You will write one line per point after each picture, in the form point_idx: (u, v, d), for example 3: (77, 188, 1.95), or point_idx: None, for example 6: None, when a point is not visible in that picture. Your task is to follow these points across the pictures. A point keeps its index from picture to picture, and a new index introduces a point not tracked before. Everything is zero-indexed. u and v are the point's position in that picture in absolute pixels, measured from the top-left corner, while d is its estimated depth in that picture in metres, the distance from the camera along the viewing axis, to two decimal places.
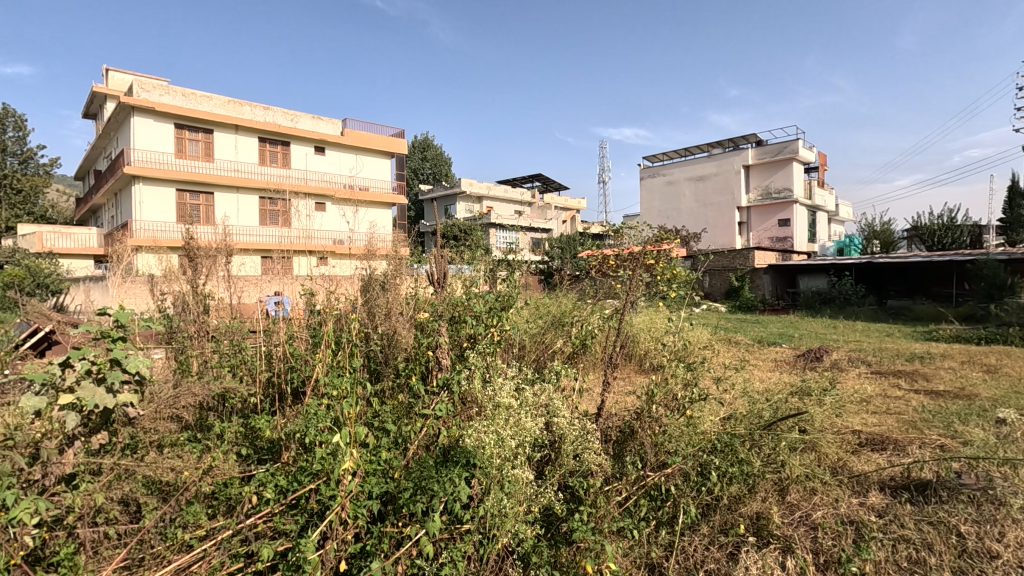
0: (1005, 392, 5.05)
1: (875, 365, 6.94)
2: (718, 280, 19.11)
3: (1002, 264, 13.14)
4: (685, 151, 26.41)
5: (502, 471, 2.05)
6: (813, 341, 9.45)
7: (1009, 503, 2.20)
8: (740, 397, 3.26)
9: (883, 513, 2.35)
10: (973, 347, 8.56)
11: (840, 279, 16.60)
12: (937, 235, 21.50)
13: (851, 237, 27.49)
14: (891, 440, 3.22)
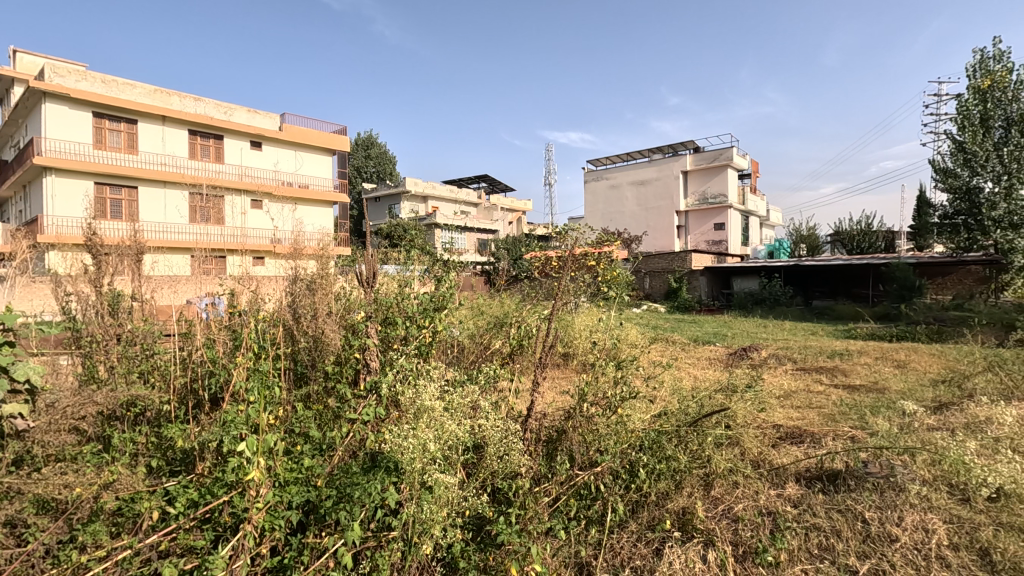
0: (912, 385, 5.48)
1: (799, 362, 7.36)
2: (658, 281, 19.69)
3: (912, 267, 14.24)
4: (628, 155, 27.07)
5: (423, 475, 1.99)
6: (744, 339, 9.89)
7: (907, 489, 2.35)
8: (670, 394, 3.34)
9: (798, 503, 2.46)
10: (886, 344, 9.21)
11: (770, 281, 17.47)
12: (856, 239, 23.10)
13: (780, 241, 29.08)
14: (809, 433, 3.39)
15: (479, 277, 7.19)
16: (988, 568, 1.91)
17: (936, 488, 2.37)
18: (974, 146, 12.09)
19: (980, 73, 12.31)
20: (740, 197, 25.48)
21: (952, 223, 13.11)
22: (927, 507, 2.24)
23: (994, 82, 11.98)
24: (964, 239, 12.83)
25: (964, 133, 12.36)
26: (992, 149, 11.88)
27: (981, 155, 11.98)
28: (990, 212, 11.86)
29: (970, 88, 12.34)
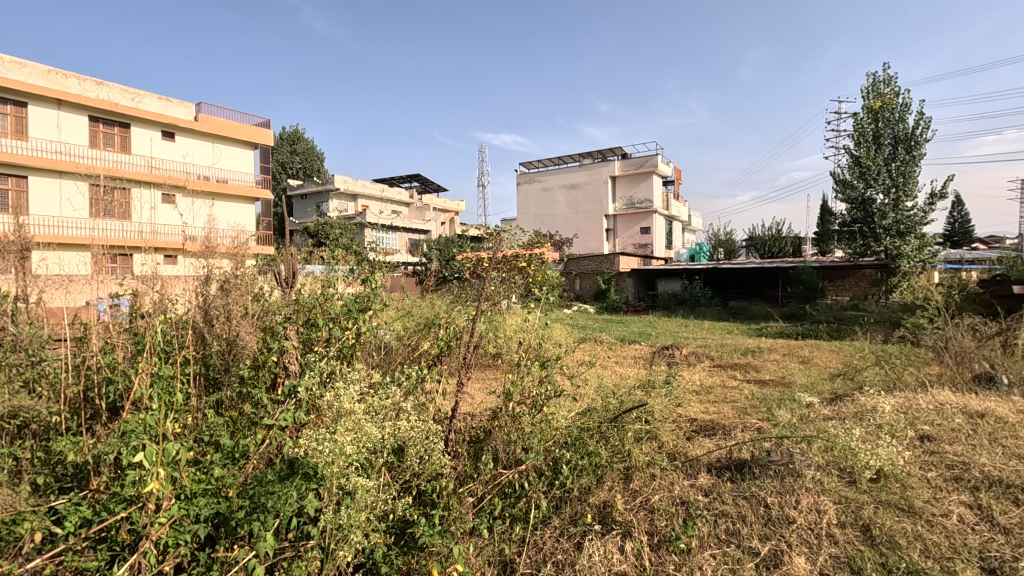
0: (814, 379, 5.97)
1: (716, 359, 7.82)
2: (588, 282, 20.20)
3: (816, 270, 15.47)
4: (559, 159, 27.61)
5: (341, 480, 1.94)
6: (667, 338, 10.36)
7: (803, 475, 2.55)
8: (594, 392, 3.45)
9: (709, 492, 2.62)
10: (793, 341, 9.95)
11: (691, 283, 18.40)
12: (768, 244, 24.79)
13: (700, 245, 30.68)
14: (720, 425, 3.61)
15: (410, 278, 7.08)
16: (868, 540, 2.11)
17: (828, 472, 2.59)
18: (868, 161, 13.34)
19: (872, 94, 13.55)
20: (664, 203, 26.65)
21: (849, 231, 14.33)
22: (820, 490, 2.45)
23: (884, 103, 13.25)
24: (859, 245, 14.06)
25: (860, 148, 13.61)
26: (883, 164, 13.24)
27: (874, 169, 13.27)
28: (882, 221, 13.25)
29: (864, 107, 13.57)
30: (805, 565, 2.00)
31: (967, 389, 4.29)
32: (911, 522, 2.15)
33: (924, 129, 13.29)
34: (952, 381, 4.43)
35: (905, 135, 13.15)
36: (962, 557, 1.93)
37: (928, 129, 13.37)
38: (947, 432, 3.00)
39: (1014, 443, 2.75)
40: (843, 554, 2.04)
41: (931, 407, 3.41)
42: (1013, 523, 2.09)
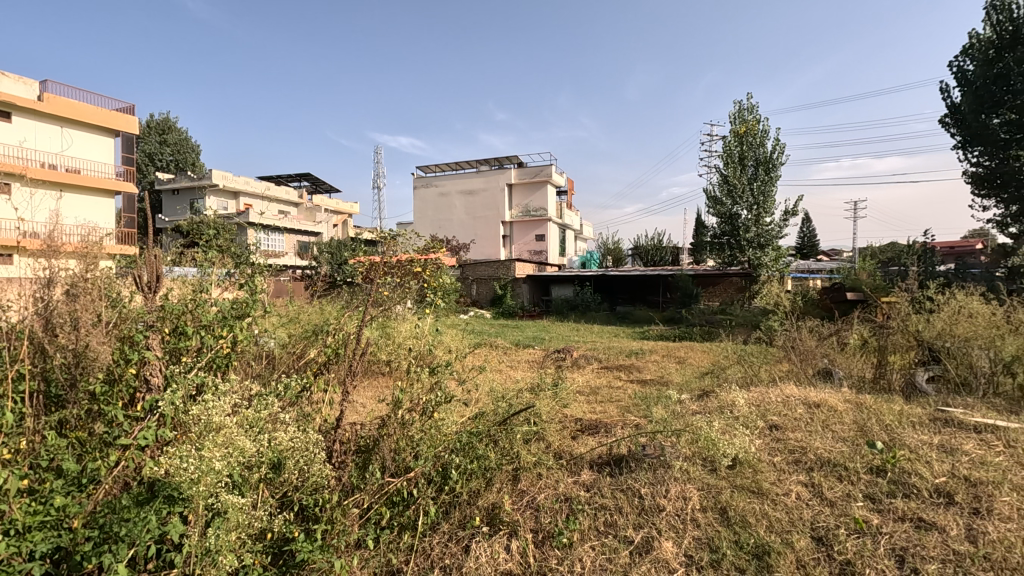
0: (687, 377, 6.52)
1: (604, 361, 8.25)
2: (484, 288, 20.37)
3: (691, 278, 16.89)
4: (456, 164, 27.62)
5: (209, 499, 1.80)
6: (559, 342, 10.75)
7: (672, 465, 2.79)
8: (484, 396, 3.51)
9: (590, 487, 2.77)
10: (672, 342, 10.78)
11: (582, 289, 19.25)
12: (650, 254, 26.62)
13: (591, 253, 32.21)
14: (603, 424, 3.82)
15: (297, 282, 6.71)
16: (725, 521, 2.35)
17: (694, 462, 2.85)
18: (735, 180, 14.84)
19: (738, 120, 15.15)
20: (558, 211, 27.67)
21: (720, 243, 15.75)
22: (686, 479, 2.68)
23: (748, 129, 14.88)
24: (727, 255, 15.52)
25: (728, 168, 15.10)
26: (747, 184, 14.79)
27: (739, 188, 14.79)
28: (746, 234, 14.79)
29: (731, 131, 15.13)
30: (672, 549, 2.18)
31: (809, 383, 4.90)
32: (760, 503, 2.43)
33: (780, 154, 15.05)
34: (797, 375, 5.05)
35: (765, 159, 14.81)
36: (797, 528, 2.22)
37: (782, 154, 15.16)
38: (791, 421, 3.41)
39: (841, 428, 3.20)
40: (704, 536, 2.25)
41: (779, 400, 3.86)
42: (837, 495, 2.44)
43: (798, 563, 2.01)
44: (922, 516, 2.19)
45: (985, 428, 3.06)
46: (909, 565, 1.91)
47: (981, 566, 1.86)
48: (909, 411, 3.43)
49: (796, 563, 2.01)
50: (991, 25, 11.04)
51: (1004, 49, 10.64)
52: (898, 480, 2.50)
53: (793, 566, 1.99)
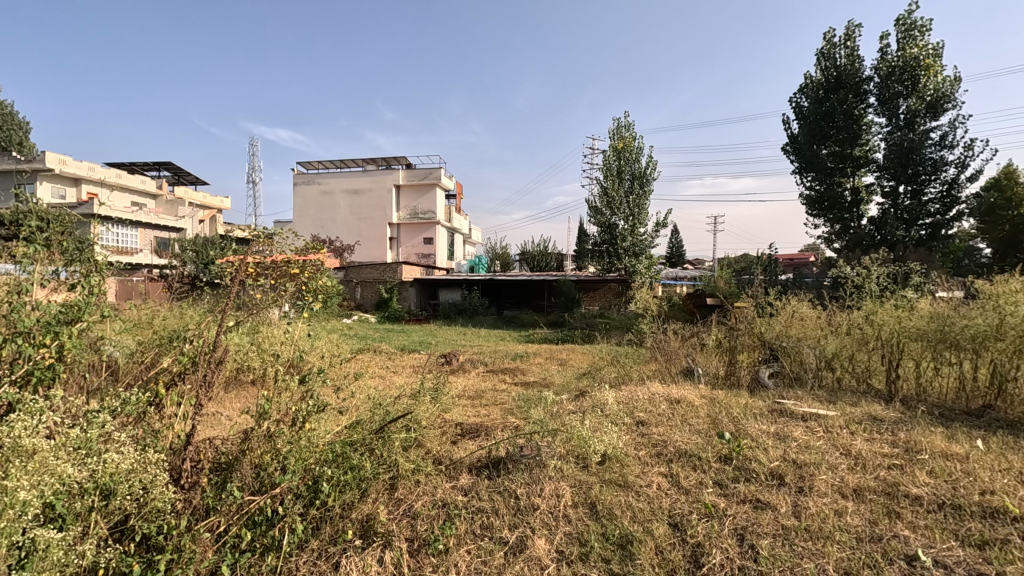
0: (566, 378, 6.81)
1: (489, 364, 8.35)
2: (369, 290, 19.66)
3: (574, 283, 17.69)
4: (340, 162, 26.46)
5: (14, 537, 1.53)
6: (445, 346, 10.70)
7: (547, 465, 2.89)
8: (361, 404, 3.39)
9: (468, 491, 2.79)
10: (554, 345, 11.20)
11: (470, 292, 19.32)
12: (536, 260, 27.47)
13: (479, 257, 32.50)
14: (484, 427, 3.86)
15: (150, 282, 6.00)
16: (594, 514, 2.47)
17: (568, 460, 2.97)
18: (614, 192, 15.79)
19: (616, 136, 16.18)
20: (446, 215, 27.55)
21: (599, 250, 16.66)
22: (560, 476, 2.80)
23: (625, 145, 15.94)
24: (606, 262, 16.46)
25: (607, 180, 16.02)
26: (624, 196, 15.81)
27: (617, 199, 15.75)
28: (623, 243, 15.79)
29: (611, 146, 16.11)
30: (544, 546, 2.25)
31: (673, 381, 5.34)
32: (625, 495, 2.59)
33: (652, 170, 16.30)
34: (663, 374, 5.49)
35: (639, 173, 15.93)
36: (656, 516, 2.39)
37: (654, 169, 16.43)
38: (655, 416, 3.69)
39: (696, 421, 3.52)
40: (574, 531, 2.35)
41: (646, 397, 4.16)
42: (691, 483, 2.67)
43: (656, 549, 2.16)
44: (759, 497, 2.47)
45: (810, 416, 3.54)
46: (747, 541, 2.14)
47: (803, 537, 2.14)
48: (751, 404, 3.86)
49: (655, 549, 2.16)
50: (820, 69, 12.85)
51: (830, 90, 12.45)
52: (741, 466, 2.80)
53: (652, 553, 2.14)
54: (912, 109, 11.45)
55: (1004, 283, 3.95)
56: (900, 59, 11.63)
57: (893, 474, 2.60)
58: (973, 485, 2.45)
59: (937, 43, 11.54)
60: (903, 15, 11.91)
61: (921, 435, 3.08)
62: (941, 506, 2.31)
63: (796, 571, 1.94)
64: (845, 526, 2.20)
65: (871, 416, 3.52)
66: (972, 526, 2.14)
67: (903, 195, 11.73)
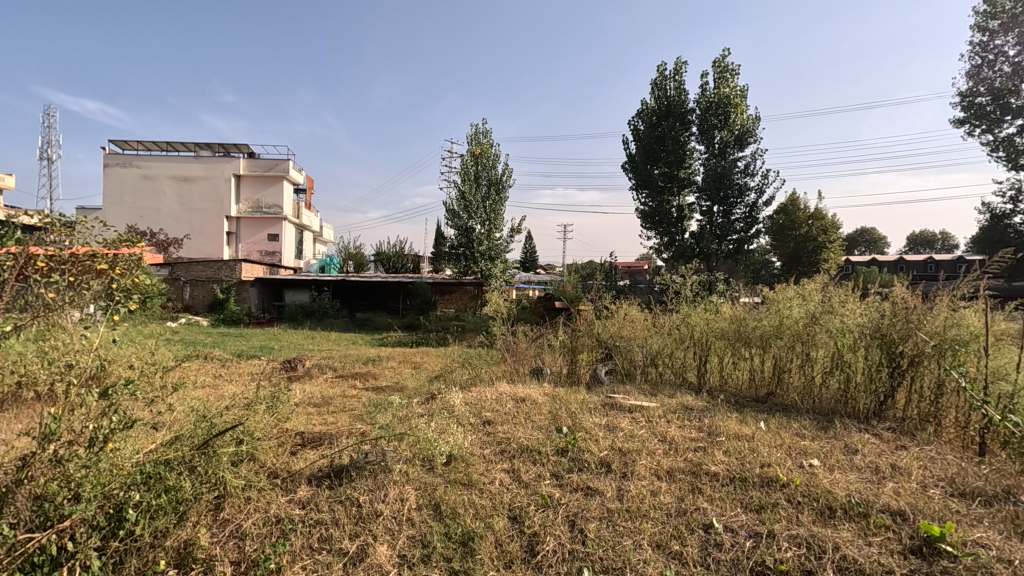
0: (420, 381, 6.77)
1: (338, 369, 7.97)
2: (200, 290, 17.60)
3: (430, 285, 17.61)
4: (166, 144, 23.32)
5: None
6: (290, 351, 9.96)
7: (392, 470, 2.85)
8: (182, 419, 3.03)
9: (306, 504, 2.64)
10: (408, 349, 11.02)
11: (320, 293, 18.23)
12: (392, 261, 26.85)
13: (331, 256, 30.79)
14: (327, 435, 3.68)
15: None
16: (438, 515, 2.49)
17: (413, 463, 2.97)
18: (470, 197, 16.02)
19: (474, 142, 16.48)
20: (294, 210, 25.71)
21: (456, 253, 16.74)
22: (405, 480, 2.77)
23: (482, 151, 16.30)
24: (462, 265, 16.62)
25: (465, 184, 16.22)
26: (480, 201, 16.14)
27: (474, 204, 16.02)
28: (479, 247, 16.12)
29: (468, 151, 16.38)
30: (386, 552, 2.22)
31: (522, 380, 5.60)
32: (468, 493, 2.65)
33: (507, 176, 16.87)
34: (513, 373, 5.72)
35: (496, 179, 16.41)
36: (497, 511, 2.49)
37: (510, 177, 17.02)
38: (501, 416, 3.82)
39: (538, 418, 3.72)
40: (418, 533, 2.35)
41: (493, 398, 4.30)
42: (530, 477, 2.82)
43: (496, 543, 2.25)
44: (589, 485, 2.69)
45: (635, 408, 3.95)
46: (577, 527, 2.32)
47: (624, 517, 2.38)
48: (588, 399, 4.19)
49: (495, 543, 2.25)
50: (653, 97, 14.32)
51: (661, 117, 13.95)
52: (576, 457, 3.03)
53: (492, 547, 2.22)
54: (724, 140, 13.33)
55: (783, 291, 4.77)
56: (716, 96, 13.46)
57: (698, 455, 3.01)
58: (756, 460, 2.93)
59: (743, 86, 13.56)
60: (718, 59, 13.79)
61: (720, 420, 3.61)
62: (732, 479, 2.73)
63: (617, 549, 2.15)
64: (659, 504, 2.49)
65: (683, 406, 4.03)
66: (754, 494, 2.55)
67: (717, 214, 13.59)
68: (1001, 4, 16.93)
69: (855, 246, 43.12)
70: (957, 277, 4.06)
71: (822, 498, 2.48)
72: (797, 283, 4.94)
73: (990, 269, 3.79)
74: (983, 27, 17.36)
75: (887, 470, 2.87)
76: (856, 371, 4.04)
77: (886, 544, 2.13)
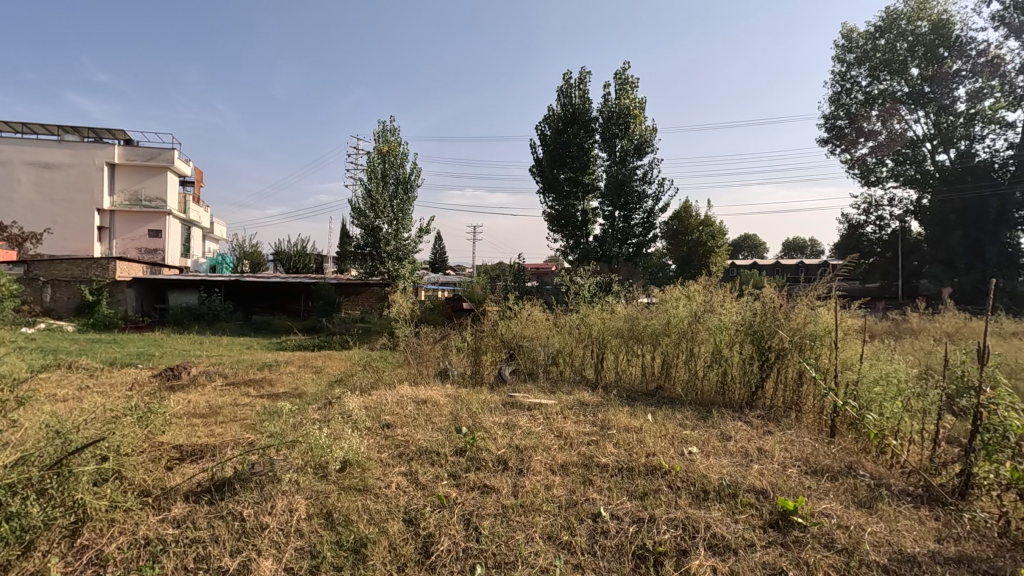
0: (320, 386, 6.49)
1: (230, 376, 7.43)
2: (64, 292, 15.64)
3: (334, 286, 16.90)
4: (21, 125, 20.48)
5: None
6: (174, 358, 9.14)
7: (281, 479, 2.71)
8: (29, 438, 2.68)
9: (181, 522, 2.44)
10: (309, 352, 10.50)
11: (209, 295, 16.85)
12: (292, 260, 25.46)
13: (223, 254, 28.59)
14: (210, 447, 3.42)
15: None
16: (329, 524, 2.40)
17: (305, 471, 2.84)
18: (377, 196, 15.60)
19: (382, 139, 16.11)
20: (180, 204, 23.61)
21: (361, 253, 16.21)
22: (295, 490, 2.66)
23: (390, 149, 15.97)
24: (368, 266, 16.14)
25: (371, 182, 15.77)
26: (387, 200, 15.76)
27: (381, 203, 15.60)
28: (386, 247, 15.72)
29: (375, 148, 15.95)
30: (270, 566, 2.10)
31: (427, 381, 5.56)
32: (362, 499, 2.59)
33: (416, 176, 16.63)
34: (418, 375, 5.66)
35: (404, 179, 16.13)
36: (392, 515, 2.45)
37: (419, 176, 16.79)
38: (401, 418, 3.77)
39: (439, 419, 3.71)
40: (306, 544, 2.25)
41: (394, 400, 4.23)
42: (428, 478, 2.81)
43: (389, 547, 2.21)
44: (486, 483, 2.74)
45: (533, 405, 4.07)
46: (472, 525, 2.34)
47: (518, 512, 2.44)
48: (489, 399, 4.25)
49: (388, 548, 2.21)
50: (559, 104, 14.71)
51: (567, 124, 14.39)
52: (474, 456, 3.06)
53: (385, 552, 2.18)
54: (624, 149, 14.06)
55: (671, 291, 5.14)
56: (617, 106, 14.12)
57: (590, 449, 3.16)
58: (642, 450, 3.12)
59: (642, 98, 14.36)
60: (619, 71, 14.48)
61: (612, 414, 3.80)
62: (620, 469, 2.89)
63: (509, 544, 2.20)
64: (551, 497, 2.58)
65: (578, 402, 4.20)
66: (639, 482, 2.72)
67: (617, 219, 14.28)
68: (855, 40, 19.31)
69: (739, 251, 47.17)
70: (815, 279, 4.58)
71: (698, 482, 2.69)
72: (684, 284, 5.33)
73: (839, 272, 4.31)
74: (841, 58, 19.72)
75: (754, 453, 3.17)
76: (732, 364, 4.44)
77: (749, 520, 2.36)
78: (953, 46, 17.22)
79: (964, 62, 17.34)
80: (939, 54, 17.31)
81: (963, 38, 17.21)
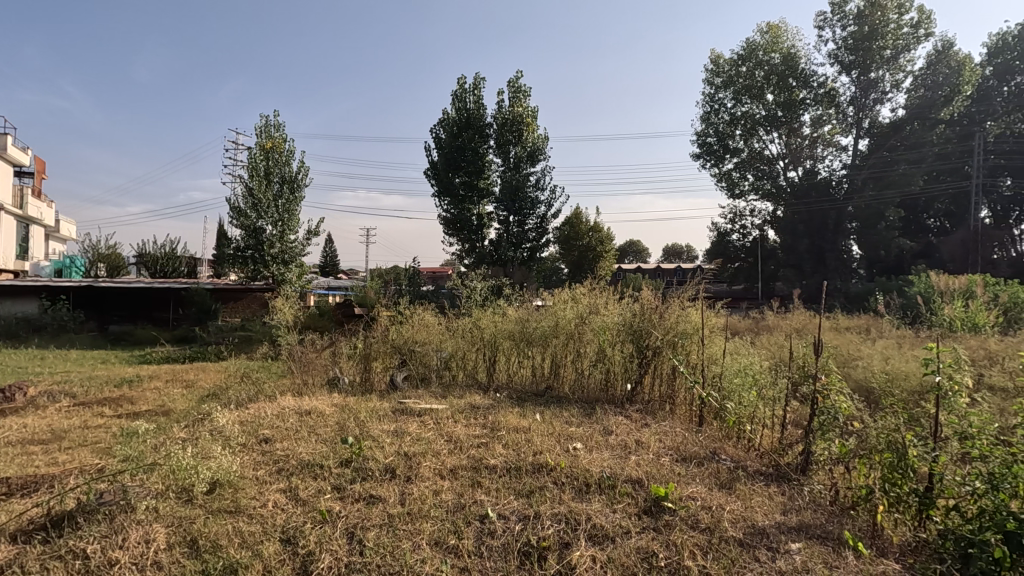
0: (192, 402, 5.90)
1: (80, 395, 6.52)
2: None
3: (210, 291, 15.42)
4: None
5: None
6: (7, 378, 7.84)
7: (136, 508, 2.43)
8: None
9: (6, 567, 2.10)
10: (178, 366, 9.51)
11: (54, 304, 14.66)
12: (159, 263, 22.97)
13: (72, 258, 25.07)
14: (46, 478, 2.97)
15: None
16: (194, 552, 2.20)
17: (166, 497, 2.58)
18: (260, 194, 14.57)
19: (264, 135, 15.13)
20: (14, 198, 20.37)
21: (241, 257, 14.89)
22: (153, 518, 2.40)
23: (274, 146, 15.07)
24: (250, 269, 14.83)
25: (252, 180, 14.68)
26: (271, 200, 14.77)
27: (264, 202, 14.56)
28: (270, 249, 14.68)
29: (257, 144, 14.93)
30: None
31: (312, 391, 5.27)
32: (234, 522, 2.39)
33: (304, 174, 15.81)
34: (303, 385, 5.35)
35: (289, 178, 15.32)
36: (268, 536, 2.29)
37: (307, 175, 15.99)
38: (282, 432, 3.55)
39: (323, 431, 3.54)
40: None
41: (274, 413, 3.96)
42: (309, 493, 2.66)
43: (264, 571, 2.07)
44: (371, 493, 2.65)
45: (424, 411, 4.02)
46: (356, 538, 2.26)
47: (405, 521, 2.40)
48: (378, 407, 4.13)
49: (262, 571, 2.07)
50: (454, 108, 14.72)
51: (462, 128, 14.43)
52: (359, 466, 2.95)
53: None
54: (518, 156, 14.42)
55: (559, 295, 5.33)
56: (510, 114, 14.40)
57: (479, 451, 3.18)
58: (530, 449, 3.20)
59: (534, 107, 14.79)
60: (512, 80, 14.80)
61: (502, 416, 3.86)
62: (508, 469, 2.94)
63: (395, 553, 2.15)
64: (439, 502, 2.56)
65: (470, 405, 4.21)
66: (526, 480, 2.79)
67: (512, 223, 14.59)
68: (721, 65, 21.38)
69: (625, 256, 50.19)
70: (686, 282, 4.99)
71: (581, 476, 2.82)
72: (571, 287, 5.57)
73: (705, 276, 4.76)
74: (710, 81, 21.73)
75: (632, 445, 3.39)
76: (614, 363, 4.70)
77: (625, 508, 2.52)
78: (799, 78, 19.68)
79: (808, 91, 19.88)
80: (788, 83, 19.70)
81: (807, 71, 19.72)
